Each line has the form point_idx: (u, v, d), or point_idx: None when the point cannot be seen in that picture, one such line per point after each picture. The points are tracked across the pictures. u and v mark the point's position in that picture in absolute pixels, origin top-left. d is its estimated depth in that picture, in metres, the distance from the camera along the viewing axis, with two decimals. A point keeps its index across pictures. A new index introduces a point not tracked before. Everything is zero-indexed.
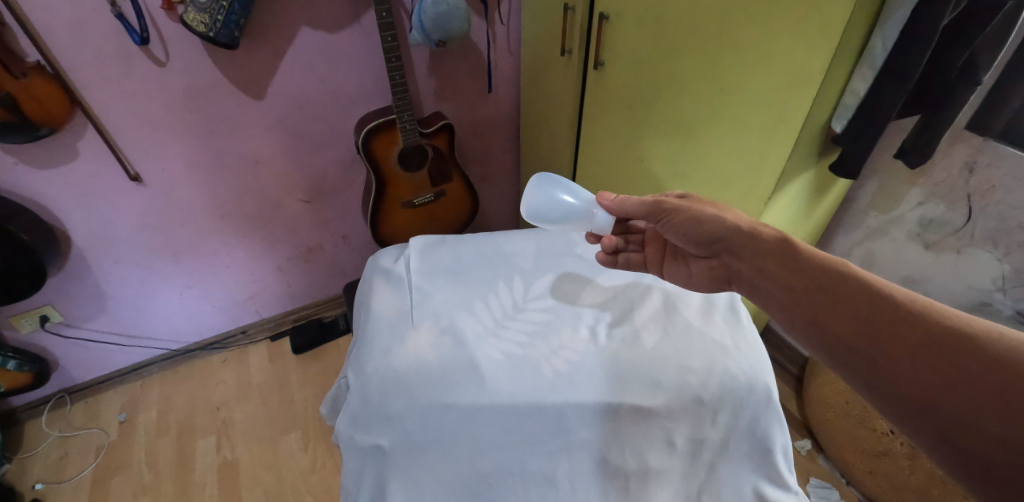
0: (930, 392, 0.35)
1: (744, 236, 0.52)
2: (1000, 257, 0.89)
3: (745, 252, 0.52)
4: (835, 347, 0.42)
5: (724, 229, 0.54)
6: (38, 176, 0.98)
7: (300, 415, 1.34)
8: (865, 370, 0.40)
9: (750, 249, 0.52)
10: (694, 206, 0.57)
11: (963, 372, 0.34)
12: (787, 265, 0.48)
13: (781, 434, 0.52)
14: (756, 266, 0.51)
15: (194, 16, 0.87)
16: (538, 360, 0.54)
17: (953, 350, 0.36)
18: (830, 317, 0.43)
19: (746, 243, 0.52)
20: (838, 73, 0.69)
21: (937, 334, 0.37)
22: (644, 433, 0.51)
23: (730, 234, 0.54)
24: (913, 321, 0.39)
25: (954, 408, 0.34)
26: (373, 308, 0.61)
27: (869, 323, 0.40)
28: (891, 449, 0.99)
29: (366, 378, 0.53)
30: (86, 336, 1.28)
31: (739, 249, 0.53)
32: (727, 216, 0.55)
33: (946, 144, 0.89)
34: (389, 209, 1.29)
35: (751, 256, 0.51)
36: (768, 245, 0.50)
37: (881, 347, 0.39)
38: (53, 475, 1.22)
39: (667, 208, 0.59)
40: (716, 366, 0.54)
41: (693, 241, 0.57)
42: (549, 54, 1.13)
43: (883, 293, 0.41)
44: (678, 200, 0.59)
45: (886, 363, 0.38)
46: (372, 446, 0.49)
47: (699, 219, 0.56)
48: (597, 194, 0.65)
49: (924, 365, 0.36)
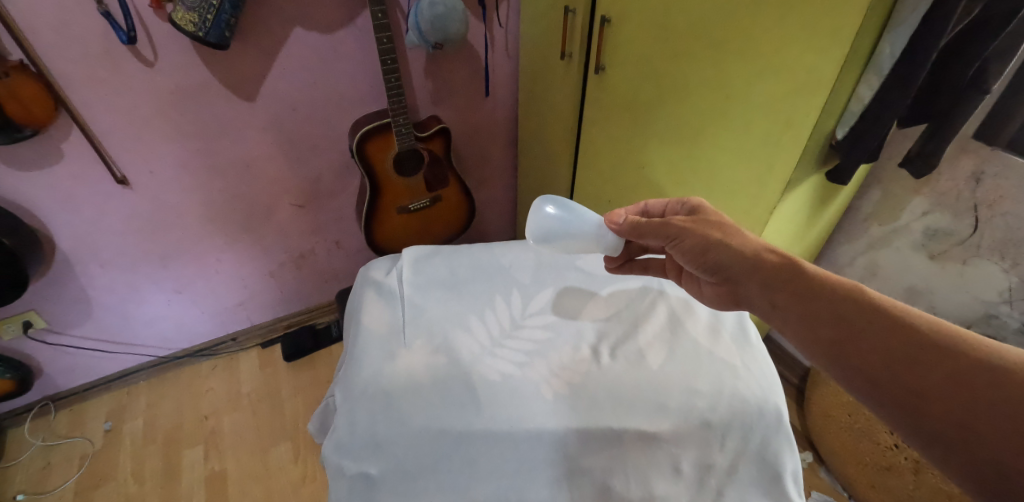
0: (961, 427, 0.33)
1: (750, 265, 0.49)
2: (1006, 268, 0.87)
3: (753, 280, 0.49)
4: (858, 379, 0.39)
5: (734, 256, 0.51)
6: (20, 178, 0.95)
7: (290, 425, 1.31)
8: (891, 402, 0.37)
9: (757, 277, 0.49)
10: (699, 228, 0.54)
11: (997, 408, 0.32)
12: (799, 290, 0.46)
13: (792, 458, 0.49)
14: (765, 293, 0.48)
15: (183, 15, 0.84)
16: (538, 383, 0.52)
17: (984, 384, 0.33)
18: (851, 348, 0.40)
19: (753, 270, 0.49)
20: (845, 83, 0.66)
21: (965, 368, 0.35)
22: (649, 459, 0.47)
23: (736, 262, 0.51)
24: (939, 354, 0.36)
25: (992, 447, 0.32)
26: (363, 322, 0.58)
27: (893, 356, 0.38)
28: (895, 463, 0.97)
29: (354, 402, 0.50)
30: (70, 342, 1.24)
31: (745, 278, 0.50)
32: (733, 240, 0.52)
33: (952, 153, 0.88)
34: (383, 214, 1.26)
35: (759, 288, 0.49)
36: (775, 271, 0.48)
37: (905, 381, 0.37)
38: (35, 486, 1.18)
39: (675, 232, 0.55)
40: (724, 388, 0.51)
41: (700, 265, 0.54)
42: (548, 57, 1.11)
43: (904, 322, 0.39)
44: (685, 221, 0.55)
45: (914, 397, 0.36)
46: (360, 474, 0.45)
47: (707, 244, 0.53)
48: (606, 214, 0.60)
49: (958, 402, 0.34)
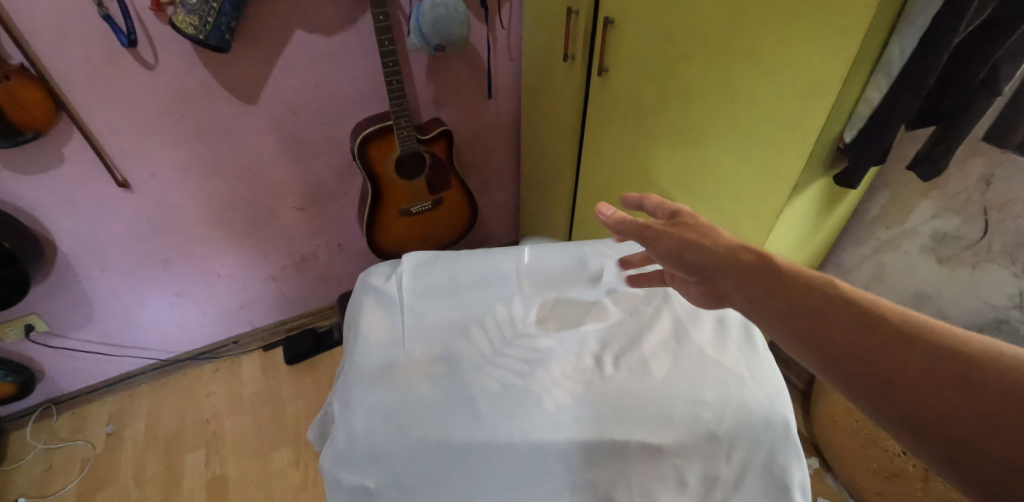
0: (954, 424, 0.29)
1: (726, 263, 0.45)
2: (1017, 273, 0.86)
3: (729, 278, 0.45)
4: (838, 373, 0.35)
5: (707, 256, 0.47)
6: (21, 182, 0.95)
7: (292, 429, 1.30)
8: (874, 400, 0.33)
9: (733, 275, 0.45)
10: (677, 231, 0.50)
11: (987, 403, 0.29)
12: (774, 285, 0.42)
13: (800, 470, 0.48)
14: (741, 289, 0.44)
15: (183, 18, 0.84)
16: (540, 394, 0.51)
17: (970, 379, 0.30)
18: (830, 341, 0.36)
19: (729, 269, 0.45)
20: (854, 84, 0.65)
21: (949, 363, 0.31)
22: (654, 472, 0.47)
23: (713, 261, 0.47)
24: (921, 348, 0.33)
25: (979, 443, 0.28)
26: (362, 330, 0.57)
27: (872, 350, 0.34)
28: (904, 470, 0.95)
29: (352, 413, 0.49)
30: (72, 345, 1.24)
31: (721, 276, 0.46)
32: (711, 240, 0.48)
33: (962, 156, 0.86)
34: (385, 217, 1.25)
35: (737, 287, 0.44)
36: (750, 268, 0.44)
37: (884, 373, 0.33)
38: (36, 489, 1.18)
39: (652, 234, 0.52)
40: (731, 400, 0.50)
41: (679, 266, 0.50)
42: (551, 59, 1.10)
43: (880, 315, 0.36)
44: (661, 225, 0.52)
45: (895, 391, 0.32)
46: (359, 487, 0.45)
47: (684, 245, 0.49)
48: (597, 205, 0.59)
49: (941, 394, 0.30)
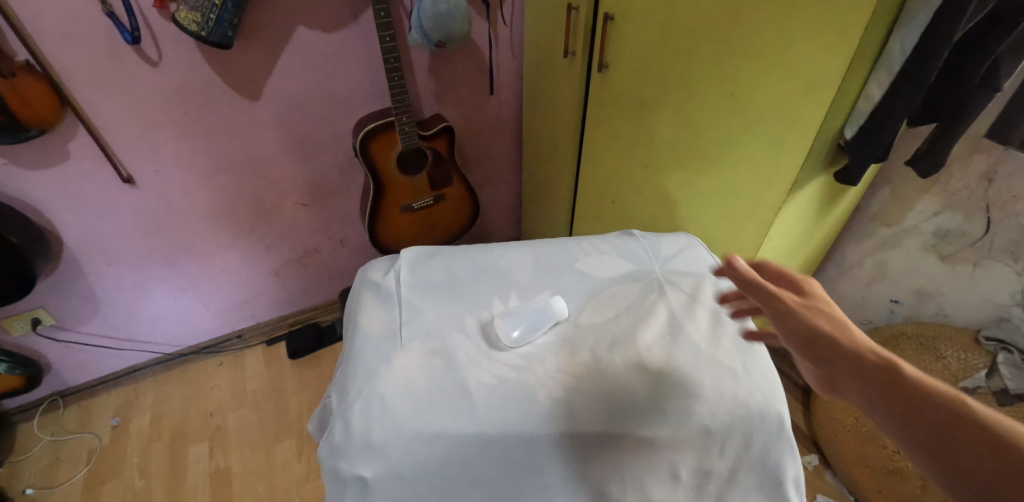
0: None
1: (851, 364, 0.37)
2: (1019, 270, 0.86)
3: (849, 381, 0.37)
4: None
5: (833, 348, 0.39)
6: (28, 177, 0.96)
7: (294, 422, 1.32)
8: None
9: (856, 378, 0.36)
10: (812, 312, 0.41)
11: None
12: (902, 398, 0.33)
13: (794, 465, 0.49)
14: (863, 397, 0.36)
15: (185, 15, 0.84)
16: (535, 387, 0.51)
17: None
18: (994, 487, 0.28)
19: (852, 371, 0.37)
20: (856, 79, 0.64)
21: None
22: (647, 466, 0.48)
23: (835, 355, 0.38)
24: None
25: None
26: (360, 324, 0.58)
27: None
28: (902, 468, 0.96)
29: (350, 404, 0.49)
30: (78, 339, 1.25)
31: (841, 376, 0.37)
32: (847, 332, 0.39)
33: (964, 153, 0.85)
34: (388, 213, 1.26)
35: (863, 396, 0.36)
36: (877, 372, 0.36)
37: None
38: (43, 480, 1.20)
39: (783, 306, 0.42)
40: (724, 393, 0.50)
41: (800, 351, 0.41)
42: (553, 55, 1.10)
43: None
44: (795, 300, 0.42)
45: None
46: (354, 477, 0.45)
47: (811, 328, 0.40)
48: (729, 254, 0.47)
49: None
